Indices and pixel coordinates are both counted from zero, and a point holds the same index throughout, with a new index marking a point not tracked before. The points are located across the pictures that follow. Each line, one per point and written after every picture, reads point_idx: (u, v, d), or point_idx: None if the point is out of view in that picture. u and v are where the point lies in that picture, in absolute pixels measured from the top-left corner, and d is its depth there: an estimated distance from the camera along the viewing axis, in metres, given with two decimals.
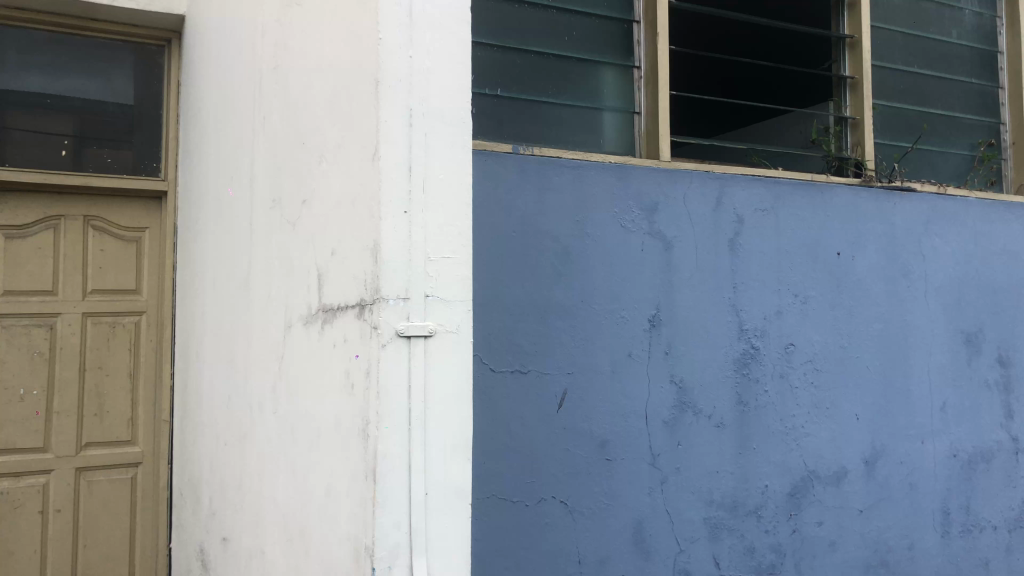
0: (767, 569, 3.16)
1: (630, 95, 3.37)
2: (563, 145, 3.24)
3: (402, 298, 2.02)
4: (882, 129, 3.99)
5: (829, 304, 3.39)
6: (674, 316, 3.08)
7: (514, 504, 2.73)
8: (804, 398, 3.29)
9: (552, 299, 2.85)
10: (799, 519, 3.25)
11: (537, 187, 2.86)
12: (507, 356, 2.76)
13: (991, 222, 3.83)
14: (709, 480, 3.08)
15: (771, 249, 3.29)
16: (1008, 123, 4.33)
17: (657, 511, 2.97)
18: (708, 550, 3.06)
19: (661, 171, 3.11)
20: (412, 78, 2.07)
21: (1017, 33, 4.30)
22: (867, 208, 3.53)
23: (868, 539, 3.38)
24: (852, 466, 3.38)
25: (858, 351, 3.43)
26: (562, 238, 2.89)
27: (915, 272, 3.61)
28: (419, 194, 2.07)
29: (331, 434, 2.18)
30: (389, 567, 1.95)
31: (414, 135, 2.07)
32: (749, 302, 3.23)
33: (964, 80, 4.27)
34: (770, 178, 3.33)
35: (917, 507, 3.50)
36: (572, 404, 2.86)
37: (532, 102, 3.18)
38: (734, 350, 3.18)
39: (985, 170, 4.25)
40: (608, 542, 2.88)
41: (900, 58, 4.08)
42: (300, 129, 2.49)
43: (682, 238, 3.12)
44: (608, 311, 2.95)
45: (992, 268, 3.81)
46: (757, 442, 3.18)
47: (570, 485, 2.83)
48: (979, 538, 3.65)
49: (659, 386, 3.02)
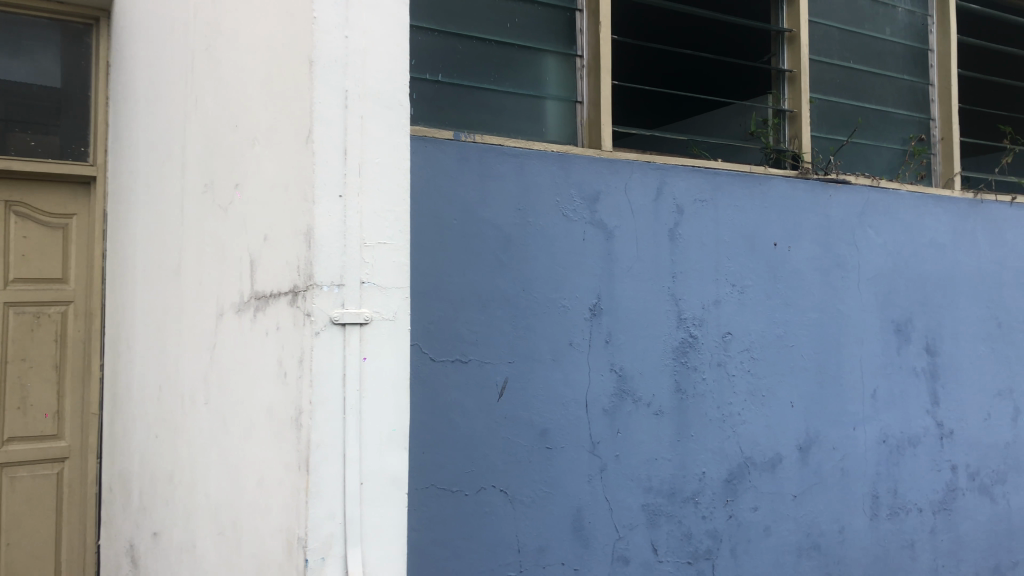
0: (704, 555, 3.20)
1: (573, 84, 3.36)
2: (505, 133, 3.21)
3: (336, 285, 1.98)
4: (819, 123, 4.06)
5: (765, 294, 3.44)
6: (615, 305, 3.08)
7: (453, 495, 2.71)
8: (740, 385, 3.34)
9: (493, 288, 2.83)
10: (735, 505, 3.30)
11: (479, 174, 2.83)
12: (448, 345, 2.73)
13: (921, 214, 3.93)
14: (647, 467, 3.10)
15: (710, 240, 3.32)
16: (938, 119, 4.45)
17: (596, 499, 2.98)
18: (646, 536, 3.08)
19: (603, 160, 3.11)
20: (348, 59, 2.03)
21: (946, 31, 4.42)
22: (804, 199, 3.59)
23: (801, 524, 3.45)
24: (786, 452, 3.44)
25: (793, 340, 3.49)
26: (503, 227, 2.87)
27: (848, 263, 3.68)
28: (354, 177, 2.02)
29: (264, 426, 2.12)
30: (323, 558, 1.92)
31: (350, 118, 2.03)
32: (688, 292, 3.25)
33: (897, 76, 4.37)
34: (710, 169, 3.36)
35: (848, 491, 3.59)
36: (513, 394, 2.84)
37: (474, 89, 3.14)
38: (673, 338, 3.20)
39: (916, 165, 4.36)
40: (547, 531, 2.88)
41: (836, 53, 4.16)
42: (233, 111, 2.42)
43: (623, 227, 3.13)
44: (549, 301, 2.94)
45: (922, 259, 3.91)
46: (695, 429, 3.22)
47: (510, 474, 2.82)
48: (906, 521, 3.75)
49: (599, 374, 3.03)
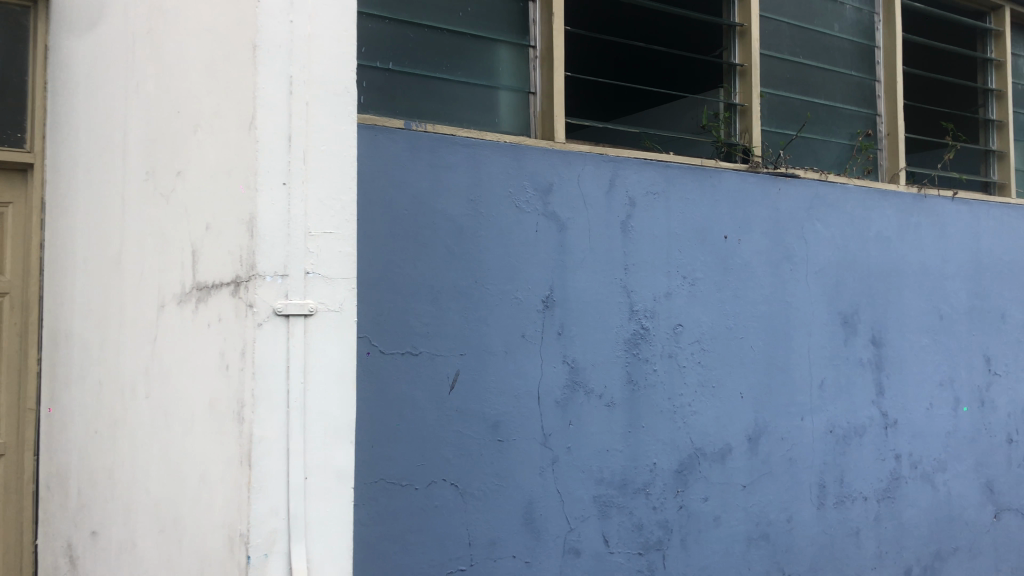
0: (655, 546, 3.21)
1: (526, 75, 3.33)
2: (457, 123, 3.17)
3: (280, 275, 1.93)
4: (769, 117, 4.09)
5: (716, 286, 3.46)
6: (567, 296, 3.07)
7: (403, 489, 2.68)
8: (690, 377, 3.35)
9: (444, 280, 2.80)
10: (685, 496, 3.31)
11: (429, 165, 2.79)
12: (398, 338, 2.70)
13: (867, 208, 3.99)
14: (599, 459, 3.10)
15: (662, 232, 3.33)
16: (884, 115, 4.52)
17: (548, 491, 2.97)
18: (597, 528, 3.08)
19: (556, 152, 3.09)
20: (293, 43, 1.97)
21: (892, 28, 4.49)
22: (754, 192, 3.62)
23: (750, 514, 3.48)
24: (736, 443, 3.47)
25: (743, 332, 3.52)
26: (455, 218, 2.84)
27: (797, 256, 3.72)
28: (299, 164, 1.97)
29: (206, 420, 2.06)
30: (266, 554, 1.87)
31: (295, 104, 1.97)
32: (640, 283, 3.26)
33: (845, 72, 4.43)
34: (662, 161, 3.37)
35: (795, 481, 3.64)
36: (464, 386, 2.82)
37: (425, 78, 3.10)
38: (625, 330, 3.20)
39: (863, 160, 4.42)
40: (498, 524, 2.86)
41: (786, 48, 4.20)
42: (175, 96, 2.35)
43: (576, 219, 3.11)
44: (502, 292, 2.92)
45: (868, 252, 3.97)
46: (646, 421, 3.23)
47: (461, 468, 2.79)
48: (852, 509, 3.82)
49: (551, 366, 3.01)
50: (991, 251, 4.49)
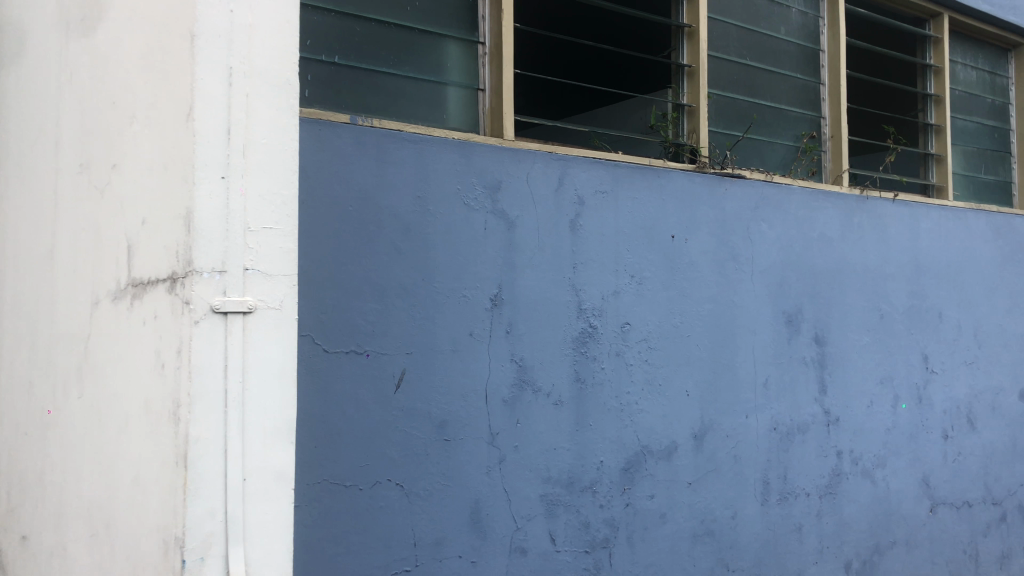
0: (601, 544, 3.22)
1: (474, 71, 3.31)
2: (405, 119, 3.13)
3: (217, 272, 1.88)
4: (717, 118, 4.13)
5: (663, 285, 3.48)
6: (515, 294, 3.05)
7: (347, 489, 2.63)
8: (637, 375, 3.37)
9: (391, 278, 2.76)
10: (632, 493, 3.32)
11: (376, 160, 2.75)
12: (343, 336, 2.65)
13: (811, 209, 4.06)
14: (546, 457, 3.09)
15: (611, 231, 3.33)
16: (828, 117, 4.60)
17: (494, 490, 2.95)
18: (544, 527, 3.07)
19: (505, 149, 3.07)
20: (232, 34, 1.92)
21: (836, 33, 4.57)
22: (701, 192, 3.65)
23: (695, 510, 3.51)
24: (682, 441, 3.49)
25: (689, 330, 3.55)
26: (402, 214, 2.80)
27: (742, 255, 3.76)
28: (238, 158, 1.92)
29: (140, 420, 1.99)
30: (202, 558, 1.82)
31: (234, 97, 1.92)
32: (587, 282, 3.25)
33: (791, 75, 4.49)
34: (611, 160, 3.37)
35: (740, 478, 3.68)
36: (410, 386, 2.78)
37: (372, 73, 3.05)
38: (573, 328, 3.20)
39: (807, 161, 4.49)
40: (444, 524, 2.83)
41: (733, 50, 4.24)
42: (110, 87, 2.27)
43: (524, 217, 3.10)
44: (449, 290, 2.89)
45: (811, 252, 4.04)
46: (593, 419, 3.23)
47: (407, 467, 2.76)
48: (795, 505, 3.87)
49: (499, 365, 2.99)
50: (929, 252, 4.60)
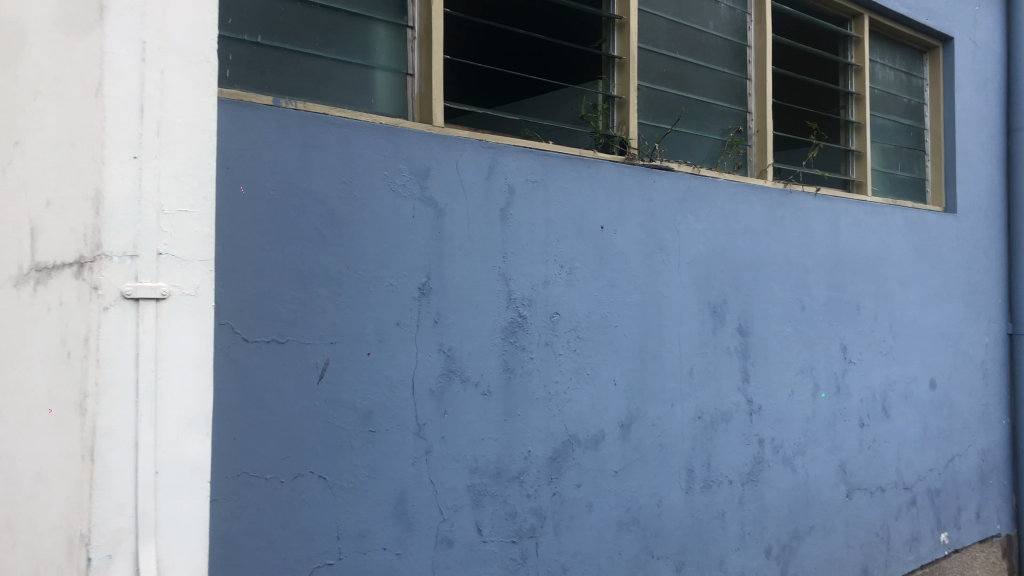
0: (528, 534, 3.21)
1: (403, 56, 3.25)
2: (331, 103, 3.05)
3: (128, 256, 1.79)
4: (646, 110, 4.15)
5: (592, 275, 3.49)
6: (443, 284, 3.01)
7: (268, 482, 2.55)
8: (566, 364, 3.37)
9: (315, 265, 2.69)
10: (559, 483, 3.32)
11: (300, 144, 2.66)
12: (264, 325, 2.57)
13: (736, 202, 4.12)
14: (473, 448, 3.07)
15: (541, 221, 3.32)
16: (754, 112, 4.68)
17: (421, 481, 2.91)
18: (471, 517, 3.04)
19: (434, 136, 3.02)
20: (146, 5, 1.82)
21: (763, 28, 4.64)
22: (630, 184, 3.66)
23: (622, 499, 3.54)
24: (609, 429, 3.51)
25: (617, 320, 3.57)
26: (327, 200, 2.72)
27: (669, 247, 3.80)
28: (151, 137, 1.82)
29: (44, 411, 1.88)
30: (110, 556, 1.73)
31: (148, 73, 1.82)
32: (517, 272, 3.23)
33: (718, 69, 4.55)
34: (541, 150, 3.35)
35: (664, 466, 3.72)
36: (334, 376, 2.71)
37: (297, 54, 2.96)
38: (503, 318, 3.18)
39: (733, 155, 4.56)
40: (368, 515, 2.78)
41: (663, 42, 4.27)
42: (13, 59, 2.13)
43: (453, 205, 3.05)
44: (375, 279, 2.83)
45: (736, 244, 4.10)
46: (521, 409, 3.21)
47: (330, 459, 2.69)
48: (718, 492, 3.94)
49: (426, 355, 2.95)
50: (849, 246, 4.73)
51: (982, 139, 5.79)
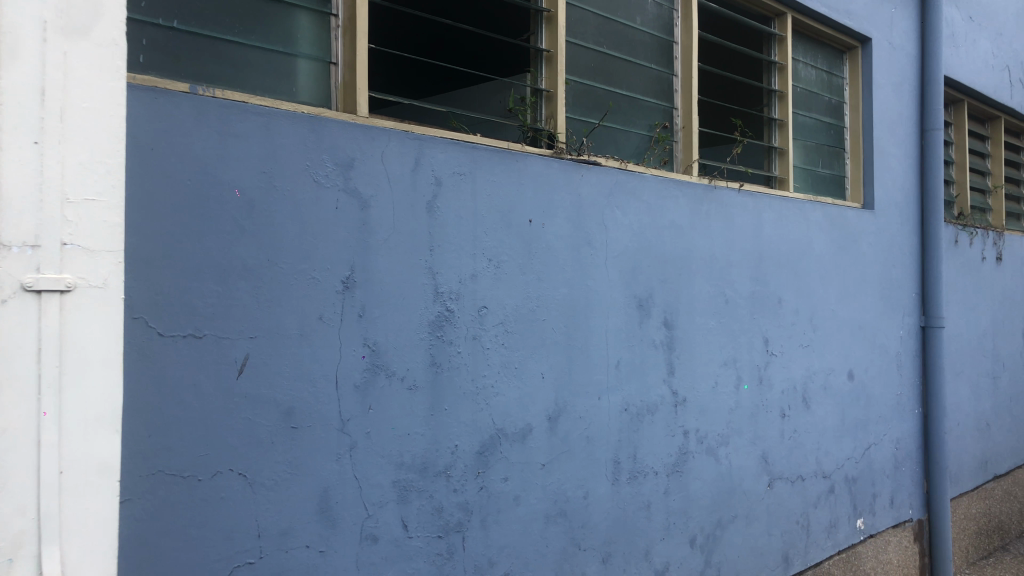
0: (455, 528, 3.19)
1: (326, 44, 3.18)
2: (251, 91, 2.97)
3: (29, 246, 1.70)
4: (574, 104, 4.16)
5: (520, 269, 3.48)
6: (368, 277, 2.96)
7: (184, 480, 2.47)
8: (493, 358, 3.36)
9: (233, 257, 2.60)
10: (486, 477, 3.31)
11: (218, 132, 2.57)
12: (179, 319, 2.48)
13: (662, 197, 4.17)
14: (399, 443, 3.03)
15: (468, 214, 3.29)
16: (680, 108, 4.74)
17: (345, 478, 2.86)
18: (396, 513, 3.01)
19: (358, 126, 2.95)
20: None
21: (688, 25, 4.70)
22: (557, 178, 3.66)
23: (549, 491, 3.55)
24: (536, 423, 3.52)
25: (545, 314, 3.57)
26: (246, 191, 2.64)
27: (596, 241, 3.82)
28: (54, 122, 1.73)
29: None
30: (10, 560, 1.66)
31: (49, 54, 1.73)
32: (444, 265, 3.20)
33: (645, 65, 4.59)
34: (468, 142, 3.33)
35: (591, 459, 3.74)
36: (254, 371, 2.64)
37: (215, 40, 2.87)
38: (429, 312, 3.14)
39: (660, 150, 4.61)
40: (290, 513, 2.71)
41: (591, 37, 4.28)
42: None
43: (378, 196, 3.00)
44: (298, 272, 2.76)
45: (662, 239, 4.15)
46: (448, 403, 3.19)
47: (250, 456, 2.62)
48: (644, 483, 3.99)
49: (350, 350, 2.90)
50: (771, 241, 4.83)
51: (897, 138, 5.99)
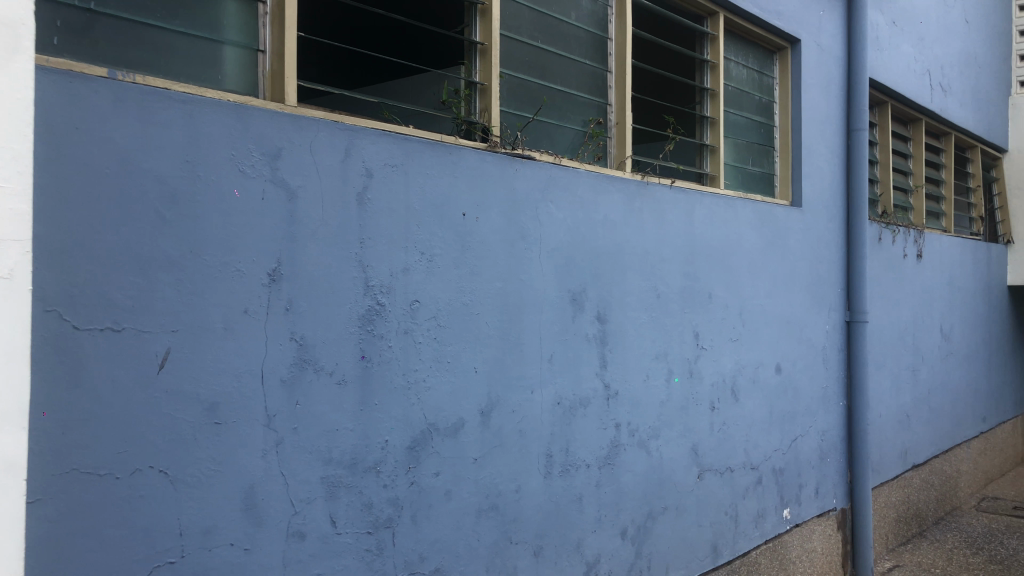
0: (384, 524, 3.15)
1: (253, 31, 3.10)
2: (174, 78, 2.86)
3: None
4: (509, 98, 4.15)
5: (453, 263, 3.45)
6: (295, 269, 2.89)
7: (100, 479, 2.38)
8: (425, 352, 3.33)
9: (154, 248, 2.51)
10: (417, 472, 3.28)
11: (138, 118, 2.48)
12: (96, 311, 2.38)
13: (596, 192, 4.19)
14: (327, 438, 2.97)
15: (400, 206, 3.25)
16: (614, 104, 4.76)
17: (271, 474, 2.79)
18: (324, 510, 2.95)
19: (286, 116, 2.88)
20: None
21: (623, 22, 4.73)
22: (491, 171, 3.65)
23: (481, 486, 3.54)
24: (469, 418, 3.50)
25: (478, 308, 3.55)
26: (168, 179, 2.54)
27: (530, 236, 3.81)
28: None
29: None
30: None
31: None
32: (375, 258, 3.15)
33: (579, 60, 4.61)
34: (400, 134, 3.28)
35: (523, 453, 3.75)
36: (176, 366, 2.55)
37: (135, 24, 2.76)
38: (359, 306, 3.09)
39: (594, 146, 4.62)
40: (214, 511, 2.64)
41: (526, 31, 4.27)
42: None
43: (307, 187, 2.93)
44: (222, 264, 2.67)
45: (595, 234, 4.18)
46: (378, 398, 3.15)
47: (171, 453, 2.53)
48: (576, 476, 4.01)
49: (277, 344, 2.83)
50: (702, 236, 4.90)
51: (824, 138, 6.14)
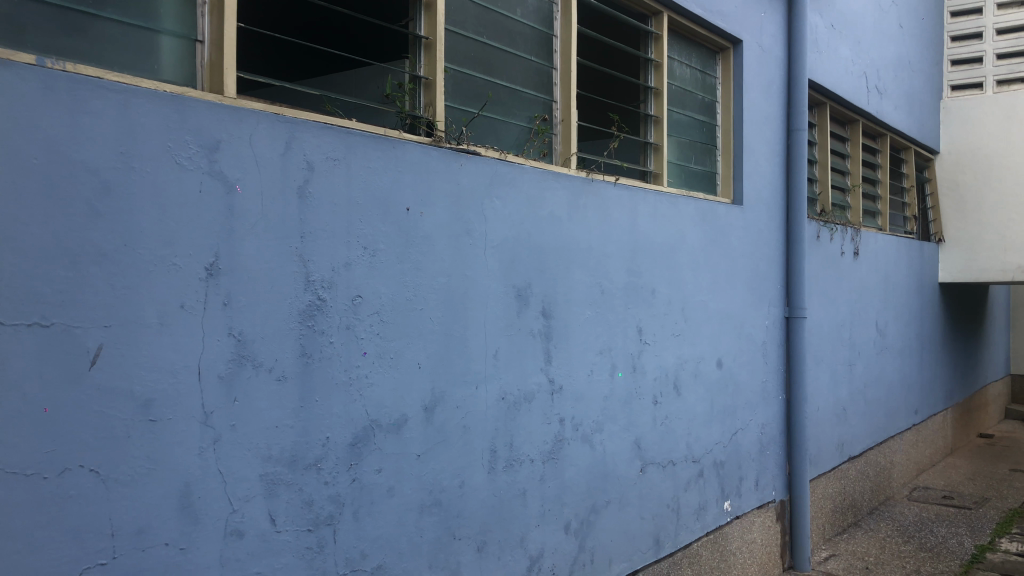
0: (326, 521, 3.12)
1: (191, 21, 3.03)
2: (107, 67, 2.78)
3: None
4: (453, 93, 4.13)
5: (397, 258, 3.43)
6: (233, 263, 2.83)
7: (28, 479, 2.31)
8: (368, 347, 3.30)
9: (85, 241, 2.43)
10: (358, 468, 3.25)
11: (68, 107, 2.40)
12: (22, 307, 2.30)
13: (541, 187, 4.20)
14: (266, 435, 2.93)
15: (342, 200, 3.21)
16: (559, 101, 4.78)
17: (208, 472, 2.74)
18: (263, 507, 2.91)
19: (225, 108, 2.82)
20: None
21: (567, 19, 4.75)
22: (436, 166, 3.63)
23: (424, 481, 3.53)
24: (412, 413, 3.49)
25: (422, 303, 3.54)
26: (100, 170, 2.47)
27: (475, 231, 3.81)
28: None
29: None
30: None
31: None
32: (317, 253, 3.11)
33: (525, 57, 4.61)
34: (342, 127, 3.24)
35: (467, 448, 3.74)
36: (109, 362, 2.49)
37: (65, 11, 2.67)
38: (301, 300, 3.05)
39: (539, 142, 4.63)
40: (148, 510, 2.57)
41: (470, 26, 4.26)
42: None
43: (246, 181, 2.88)
44: (156, 258, 2.60)
45: (540, 229, 4.19)
46: (319, 394, 3.11)
47: (103, 451, 2.46)
48: (519, 471, 4.02)
49: (215, 340, 2.77)
50: (645, 233, 4.95)
51: (764, 137, 6.25)
